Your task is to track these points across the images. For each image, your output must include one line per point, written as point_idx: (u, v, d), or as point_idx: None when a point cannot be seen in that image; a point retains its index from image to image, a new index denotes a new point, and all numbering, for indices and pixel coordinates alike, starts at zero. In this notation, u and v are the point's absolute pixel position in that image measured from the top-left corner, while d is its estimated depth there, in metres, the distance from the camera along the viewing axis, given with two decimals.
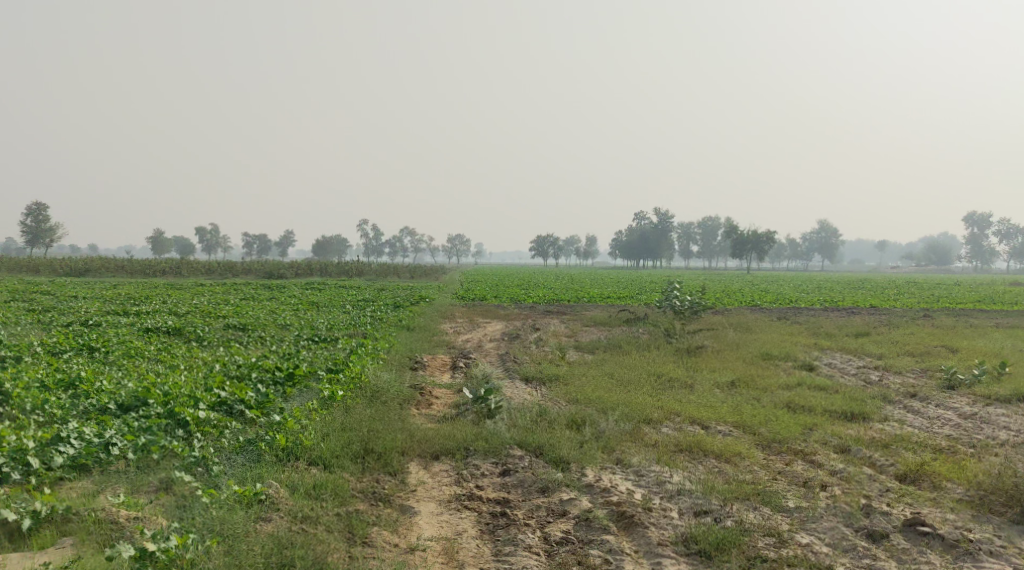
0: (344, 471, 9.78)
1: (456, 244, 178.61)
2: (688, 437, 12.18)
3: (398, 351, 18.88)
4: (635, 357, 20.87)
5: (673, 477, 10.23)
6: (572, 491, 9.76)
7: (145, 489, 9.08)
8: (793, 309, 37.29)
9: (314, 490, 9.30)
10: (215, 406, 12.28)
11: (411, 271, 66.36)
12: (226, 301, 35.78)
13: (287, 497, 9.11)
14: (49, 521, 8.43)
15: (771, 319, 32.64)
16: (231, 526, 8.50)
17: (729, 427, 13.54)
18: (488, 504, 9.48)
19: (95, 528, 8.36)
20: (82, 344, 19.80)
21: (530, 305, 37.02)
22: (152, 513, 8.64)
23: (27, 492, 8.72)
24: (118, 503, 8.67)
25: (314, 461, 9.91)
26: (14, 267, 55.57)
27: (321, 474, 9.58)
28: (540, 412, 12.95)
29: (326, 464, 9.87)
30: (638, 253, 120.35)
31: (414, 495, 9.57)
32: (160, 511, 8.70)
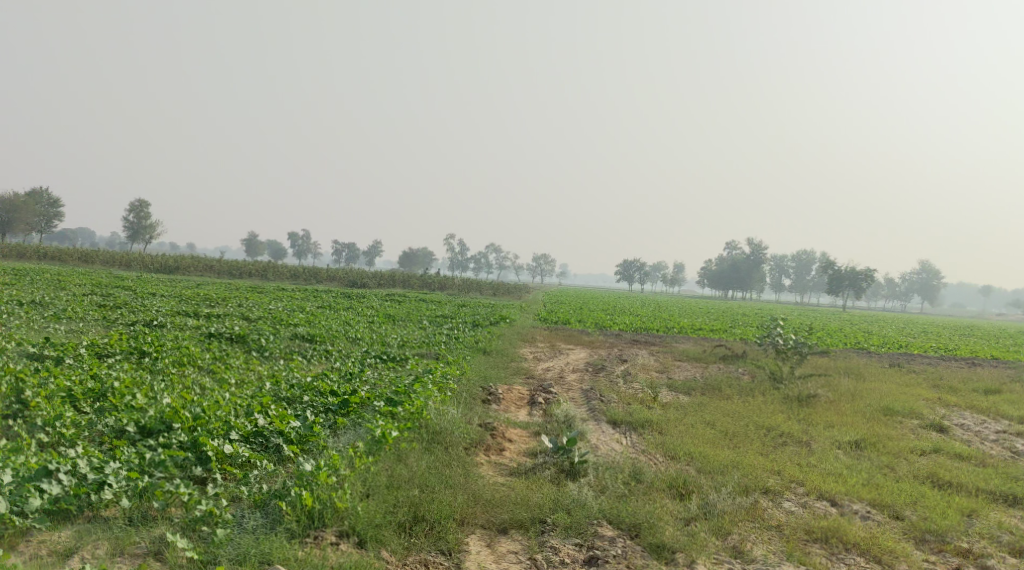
0: (381, 549, 7.76)
1: (540, 262, 176.56)
2: (820, 518, 9.81)
3: (469, 379, 16.76)
4: (737, 403, 18.37)
5: None
6: None
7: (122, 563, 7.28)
8: (905, 356, 33.92)
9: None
10: (249, 438, 10.36)
11: (493, 288, 64.42)
12: (300, 309, 34.35)
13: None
14: None
15: (884, 366, 29.48)
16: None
17: (868, 506, 11.06)
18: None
19: None
20: (134, 347, 18.24)
21: (617, 333, 34.59)
22: None
23: None
24: None
25: (345, 532, 7.88)
26: (106, 260, 55.85)
27: (351, 555, 7.56)
28: (633, 470, 10.70)
29: (362, 539, 7.84)
30: (727, 282, 116.25)
31: None
32: None
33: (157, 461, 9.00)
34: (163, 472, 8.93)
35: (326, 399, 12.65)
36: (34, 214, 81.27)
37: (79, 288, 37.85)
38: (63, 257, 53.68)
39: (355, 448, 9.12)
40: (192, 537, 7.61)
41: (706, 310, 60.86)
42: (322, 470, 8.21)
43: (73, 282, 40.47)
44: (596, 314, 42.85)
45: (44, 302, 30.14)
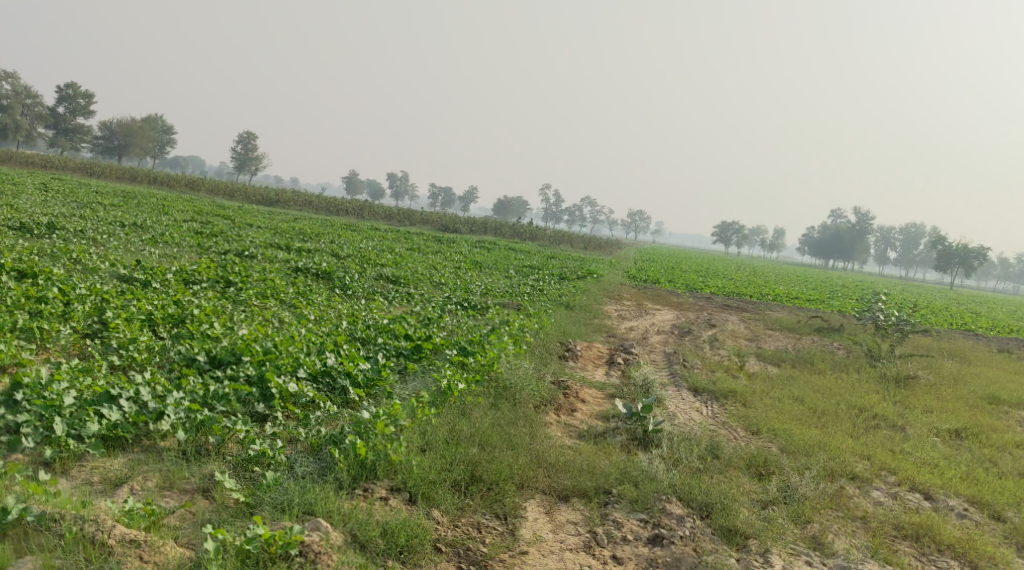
0: (433, 507, 7.43)
1: (635, 219, 174.14)
2: (911, 513, 9.05)
3: (549, 334, 16.31)
4: (830, 380, 17.44)
5: None
6: None
7: (169, 499, 7.18)
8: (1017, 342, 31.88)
9: (382, 541, 6.98)
10: (317, 376, 10.15)
11: (585, 242, 63.62)
12: (390, 249, 34.43)
13: (341, 549, 6.84)
14: (17, 528, 6.60)
15: (993, 351, 27.74)
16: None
17: (966, 503, 10.21)
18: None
19: (74, 550, 6.51)
20: (220, 276, 18.33)
21: (708, 296, 33.56)
22: (159, 540, 6.73)
23: (18, 476, 6.93)
24: (121, 514, 6.81)
25: (397, 487, 7.57)
26: (211, 189, 57.32)
27: (400, 512, 7.25)
28: (709, 444, 10.13)
29: (413, 495, 7.52)
30: (828, 251, 112.29)
31: (523, 565, 7.06)
32: (173, 541, 6.76)
33: (221, 394, 8.89)
34: (225, 406, 8.81)
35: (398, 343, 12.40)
36: (148, 140, 83.91)
37: (180, 214, 38.80)
38: (171, 183, 55.32)
39: (418, 399, 8.81)
40: (241, 478, 7.43)
41: (802, 278, 58.78)
42: (380, 419, 7.93)
43: (176, 208, 41.52)
44: (687, 276, 41.77)
45: (146, 225, 30.93)
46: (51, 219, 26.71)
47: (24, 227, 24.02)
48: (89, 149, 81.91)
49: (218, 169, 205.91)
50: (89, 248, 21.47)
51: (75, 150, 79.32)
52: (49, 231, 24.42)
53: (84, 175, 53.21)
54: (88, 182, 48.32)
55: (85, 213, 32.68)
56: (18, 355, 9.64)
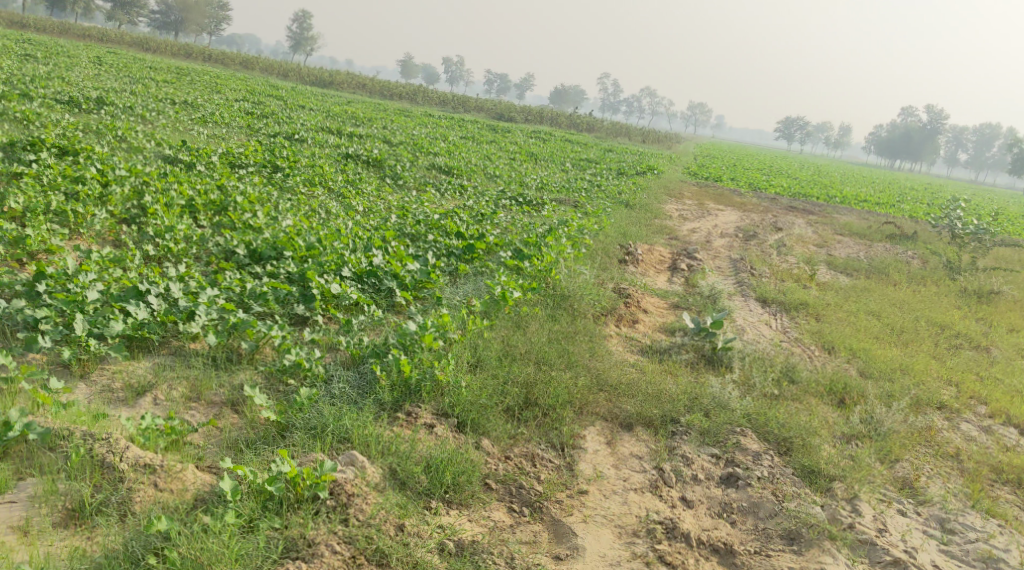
0: (484, 436, 6.89)
1: (695, 111, 169.02)
2: (1010, 454, 8.26)
3: (608, 236, 15.42)
4: (907, 292, 16.39)
5: (1012, 557, 6.69)
6: (838, 550, 6.41)
7: (195, 413, 6.67)
8: None
9: (425, 477, 6.39)
10: (362, 277, 9.44)
11: (642, 135, 61.55)
12: (444, 138, 33.37)
13: (378, 487, 6.26)
14: (23, 447, 6.12)
15: None
16: (251, 556, 5.71)
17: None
18: (698, 554, 6.30)
19: (83, 475, 6.02)
20: (267, 161, 17.51)
21: (773, 196, 32.08)
22: (177, 465, 6.20)
23: (27, 387, 6.41)
24: (137, 434, 6.28)
25: (444, 411, 7.02)
26: (265, 67, 56.31)
27: (447, 442, 6.67)
28: (783, 365, 9.35)
29: (462, 421, 6.96)
30: (896, 152, 107.98)
31: (582, 509, 6.51)
32: (193, 468, 6.23)
33: (258, 293, 8.23)
34: (263, 306, 8.17)
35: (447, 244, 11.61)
36: (204, 16, 82.49)
37: (232, 94, 37.99)
38: (225, 62, 54.45)
39: (468, 313, 8.11)
40: (273, 393, 6.88)
41: (867, 179, 56.25)
42: (429, 332, 7.35)
43: (228, 87, 40.66)
44: (749, 174, 40.08)
45: (196, 104, 30.18)
46: (100, 94, 26.10)
47: (71, 101, 23.42)
48: (145, 23, 80.86)
49: (274, 48, 203.79)
50: (136, 126, 20.83)
51: (131, 24, 78.47)
52: (97, 106, 23.82)
53: (138, 49, 52.42)
54: (141, 57, 47.62)
55: (135, 88, 32.03)
56: (47, 242, 9.03)
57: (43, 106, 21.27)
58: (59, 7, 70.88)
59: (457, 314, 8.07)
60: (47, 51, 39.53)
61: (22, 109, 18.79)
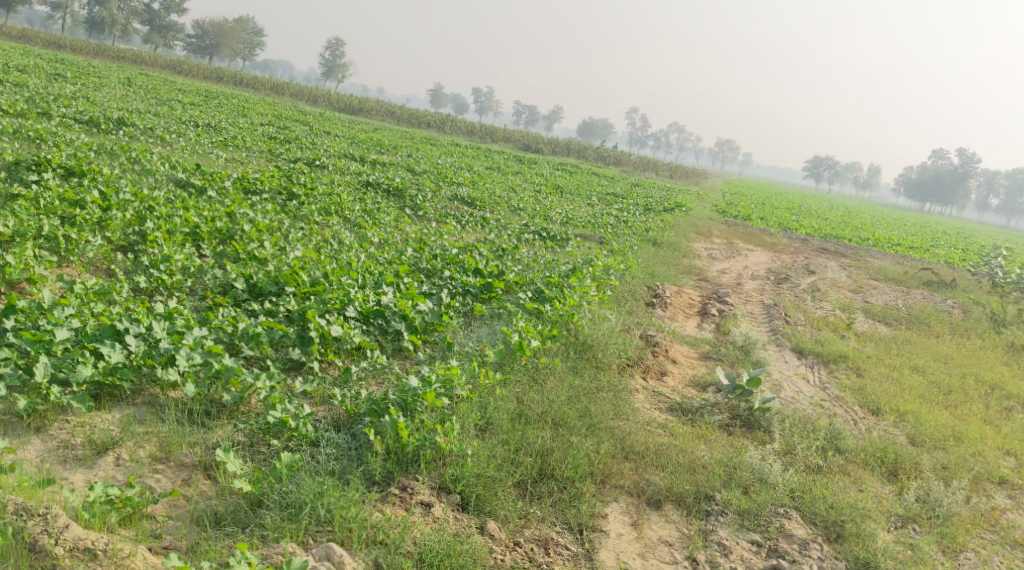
0: (489, 518, 6.23)
1: (722, 148, 168.51)
2: None
3: (634, 277, 14.64)
4: (950, 345, 15.43)
5: None
6: None
7: (158, 481, 6.07)
8: None
9: None
10: (368, 317, 8.68)
11: (670, 171, 60.79)
12: (469, 168, 32.74)
13: None
14: None
15: None
16: None
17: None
18: None
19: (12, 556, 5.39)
20: (283, 187, 16.80)
21: (804, 237, 31.12)
22: (124, 547, 5.58)
23: None
24: (84, 510, 5.68)
25: (444, 486, 6.37)
26: (295, 93, 56.24)
27: (444, 528, 6.01)
28: (827, 430, 8.49)
29: (465, 498, 6.31)
30: (926, 195, 106.52)
31: None
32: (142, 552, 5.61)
33: (249, 334, 7.48)
34: (254, 349, 7.45)
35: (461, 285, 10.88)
36: (239, 41, 83.01)
37: (258, 118, 37.69)
38: (256, 86, 54.45)
39: (476, 367, 7.40)
40: (254, 457, 6.29)
41: (898, 221, 55.00)
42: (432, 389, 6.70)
43: (255, 111, 40.38)
44: (779, 213, 39.13)
45: (219, 127, 29.74)
46: (121, 115, 25.73)
47: (90, 121, 22.96)
48: (181, 47, 81.55)
49: (306, 75, 205.74)
50: (152, 148, 20.30)
51: (167, 48, 79.03)
52: (116, 127, 23.37)
53: (169, 72, 52.48)
54: (171, 79, 47.62)
55: (159, 110, 31.71)
56: (29, 270, 8.41)
57: (59, 124, 20.79)
58: (97, 29, 71.60)
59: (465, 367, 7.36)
60: (76, 71, 39.43)
61: (36, 127, 18.34)
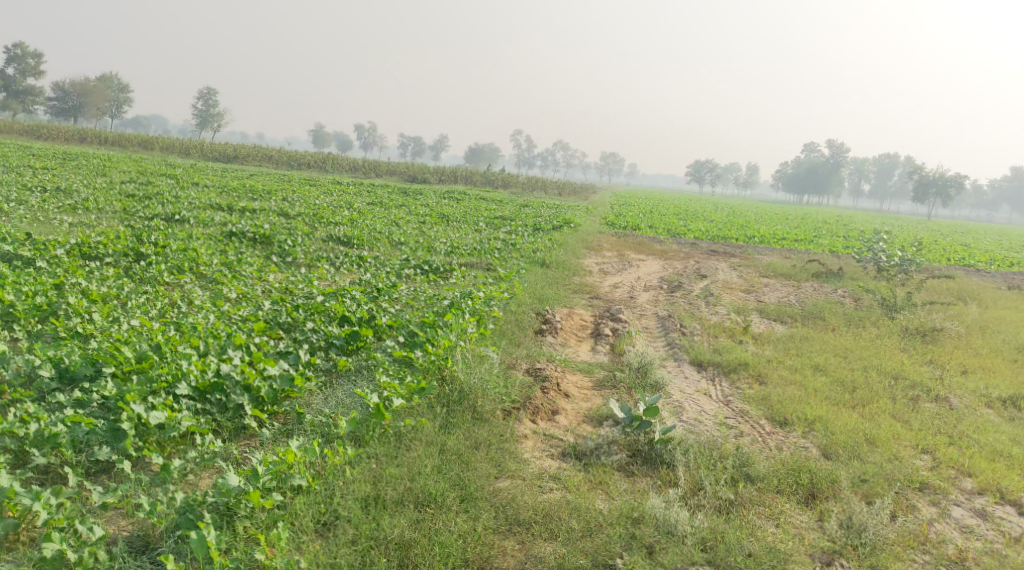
0: None
1: (608, 161, 170.94)
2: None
3: (520, 304, 13.74)
4: (849, 337, 15.00)
5: None
6: None
7: None
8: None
9: None
10: (205, 394, 7.40)
11: (558, 187, 60.53)
12: (349, 205, 31.38)
13: None
14: None
15: (1004, 277, 25.07)
16: None
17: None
18: None
19: None
20: (129, 247, 14.97)
21: (694, 241, 30.90)
22: None
23: None
24: None
25: None
26: (165, 146, 53.69)
27: None
28: (735, 457, 7.61)
29: None
30: (803, 187, 109.98)
31: None
32: None
33: (43, 437, 6.41)
34: (50, 455, 6.40)
35: (318, 343, 9.70)
36: (104, 99, 79.38)
37: (121, 176, 35.46)
38: (122, 142, 51.83)
39: (309, 446, 6.78)
40: None
41: (783, 215, 55.90)
42: (255, 491, 6.28)
43: (117, 169, 38.03)
44: (668, 220, 39.00)
45: (72, 190, 27.57)
46: None
47: None
48: (43, 112, 77.60)
49: (184, 127, 199.82)
50: None
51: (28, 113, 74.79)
52: None
53: (25, 137, 49.37)
54: (26, 145, 44.66)
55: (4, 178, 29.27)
56: None
57: None
58: None
59: (296, 453, 6.63)
60: None
61: None
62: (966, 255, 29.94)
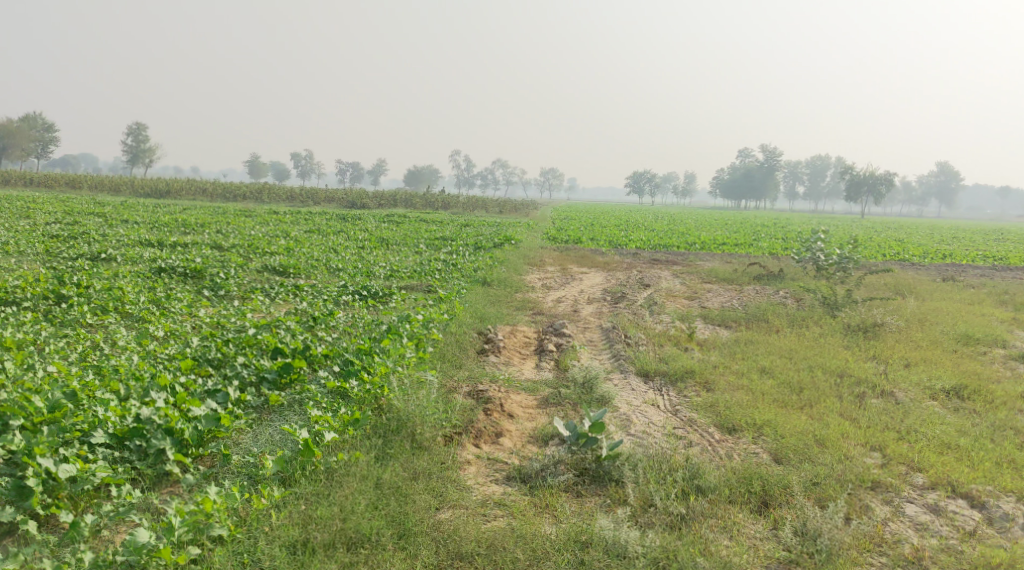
0: None
1: (548, 177, 171.74)
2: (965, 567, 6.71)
3: (461, 324, 13.43)
4: (793, 337, 14.98)
5: None
6: None
7: None
8: (960, 256, 29.97)
9: None
10: (123, 441, 6.94)
11: (499, 205, 60.37)
12: (286, 234, 30.75)
13: None
14: None
15: (939, 269, 25.47)
16: None
17: (1009, 517, 7.94)
18: None
19: None
20: (49, 289, 14.27)
21: (636, 251, 30.90)
22: None
23: None
24: None
25: None
26: (94, 185, 52.23)
27: None
28: (686, 469, 7.39)
29: None
30: (740, 192, 111.64)
31: None
32: None
33: None
34: None
35: (248, 378, 9.24)
36: (29, 139, 77.20)
37: (46, 217, 34.30)
38: (48, 183, 50.30)
39: (229, 492, 6.55)
40: None
41: (723, 221, 56.48)
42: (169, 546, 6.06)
43: (43, 211, 36.79)
44: (609, 231, 39.03)
45: None
46: None
47: None
48: None
49: (115, 164, 195.62)
50: None
51: None
52: None
53: None
54: None
55: None
56: None
57: None
58: None
59: (214, 500, 6.40)
60: None
61: None
62: (901, 250, 30.42)
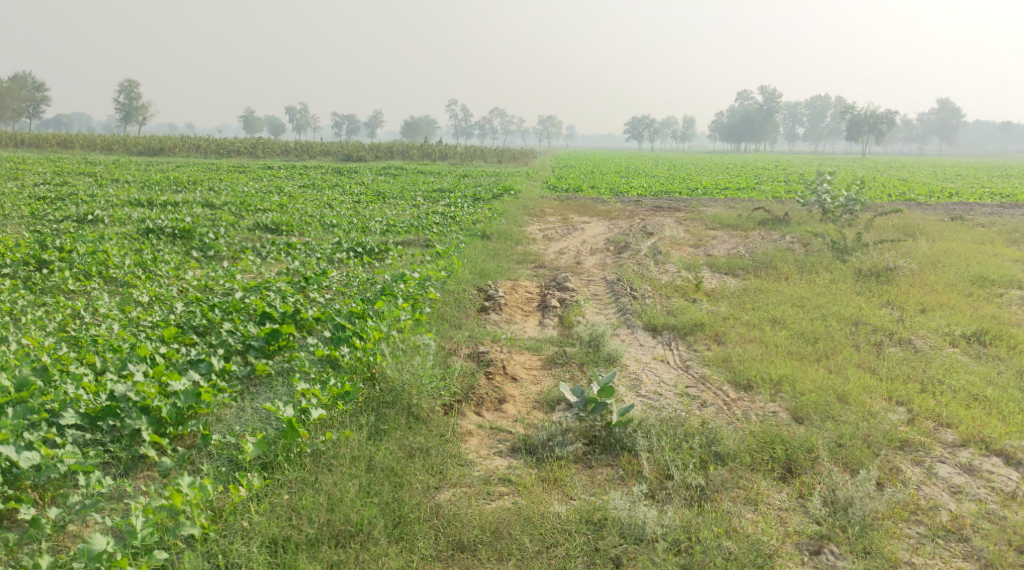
0: None
1: (546, 124, 169.82)
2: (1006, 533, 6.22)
3: (460, 281, 12.85)
4: (803, 285, 14.42)
5: None
6: None
7: None
8: (967, 193, 29.27)
9: None
10: (96, 421, 6.47)
11: (497, 154, 59.39)
12: (280, 190, 30.03)
13: None
14: None
15: (948, 207, 24.81)
16: None
17: None
18: None
19: None
20: (30, 254, 13.66)
21: (637, 198, 30.20)
22: None
23: None
24: None
25: None
26: (86, 144, 51.25)
27: None
28: (703, 435, 6.89)
29: None
30: (740, 135, 110.24)
31: None
32: None
33: None
34: None
35: (233, 345, 8.69)
36: (19, 99, 75.78)
37: (34, 179, 33.49)
38: (38, 143, 49.33)
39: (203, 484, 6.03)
40: None
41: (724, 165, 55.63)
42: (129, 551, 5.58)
43: (32, 172, 35.97)
44: (610, 179, 38.24)
45: None
46: None
47: None
48: None
49: (109, 122, 193.57)
50: None
51: None
52: None
53: None
54: None
55: None
56: None
57: None
58: None
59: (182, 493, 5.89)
60: None
61: None
62: (909, 190, 29.71)
